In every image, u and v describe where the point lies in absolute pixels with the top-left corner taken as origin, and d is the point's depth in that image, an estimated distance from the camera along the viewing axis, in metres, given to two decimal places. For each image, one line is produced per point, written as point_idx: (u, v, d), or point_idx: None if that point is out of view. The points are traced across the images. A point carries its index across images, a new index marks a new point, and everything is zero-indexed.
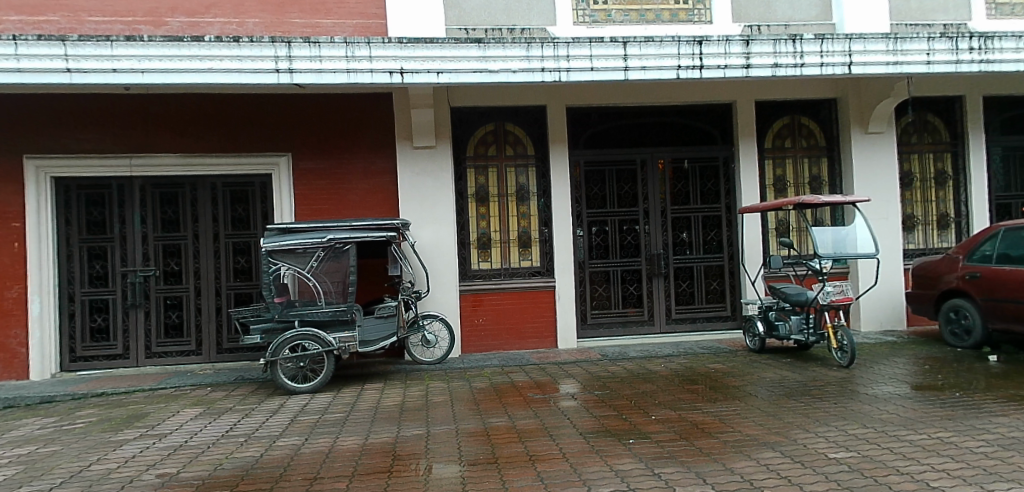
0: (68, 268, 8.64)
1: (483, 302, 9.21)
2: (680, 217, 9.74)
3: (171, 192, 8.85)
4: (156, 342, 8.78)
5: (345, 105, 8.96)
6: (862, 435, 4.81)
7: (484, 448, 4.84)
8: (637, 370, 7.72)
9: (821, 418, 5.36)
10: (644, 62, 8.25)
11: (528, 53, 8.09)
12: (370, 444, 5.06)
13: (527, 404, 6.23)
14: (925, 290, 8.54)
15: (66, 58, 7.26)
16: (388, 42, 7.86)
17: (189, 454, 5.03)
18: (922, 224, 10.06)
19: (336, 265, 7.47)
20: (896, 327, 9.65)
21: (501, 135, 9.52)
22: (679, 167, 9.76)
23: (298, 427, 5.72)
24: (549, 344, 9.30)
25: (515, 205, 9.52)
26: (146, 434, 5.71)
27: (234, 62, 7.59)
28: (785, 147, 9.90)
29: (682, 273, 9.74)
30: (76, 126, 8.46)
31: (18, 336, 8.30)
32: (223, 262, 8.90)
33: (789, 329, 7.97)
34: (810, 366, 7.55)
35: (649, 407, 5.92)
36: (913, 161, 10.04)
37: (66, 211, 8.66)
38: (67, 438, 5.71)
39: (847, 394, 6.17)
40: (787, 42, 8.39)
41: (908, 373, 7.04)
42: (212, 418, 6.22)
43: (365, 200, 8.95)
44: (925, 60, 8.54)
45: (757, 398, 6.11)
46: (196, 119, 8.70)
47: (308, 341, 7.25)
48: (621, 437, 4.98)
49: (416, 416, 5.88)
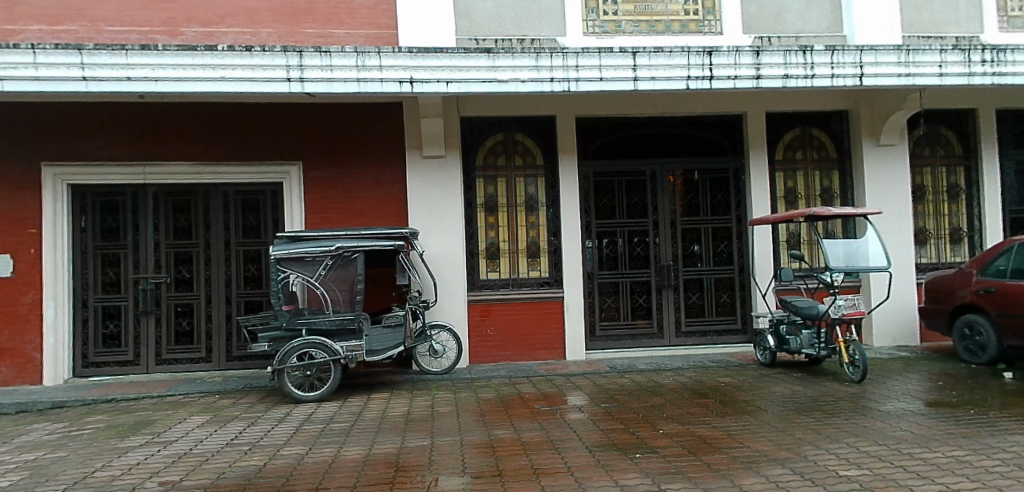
0: (82, 275, 8.71)
1: (491, 312, 9.17)
2: (690, 228, 9.69)
3: (184, 200, 8.92)
4: (167, 348, 8.82)
5: (356, 115, 8.99)
6: (874, 453, 4.73)
7: (489, 460, 4.80)
8: (646, 383, 7.66)
9: (833, 434, 5.28)
10: (654, 72, 8.23)
11: (537, 62, 8.10)
12: (374, 455, 5.03)
13: (534, 416, 6.18)
14: (938, 305, 8.43)
15: (82, 66, 7.33)
16: (398, 51, 7.89)
17: (194, 462, 5.02)
18: (935, 238, 9.94)
19: (344, 273, 7.46)
20: (909, 342, 9.52)
21: (510, 145, 9.52)
22: (688, 178, 9.72)
23: (303, 436, 5.70)
24: (558, 355, 9.25)
25: (524, 215, 9.51)
26: (152, 441, 5.72)
27: (247, 71, 7.65)
28: (796, 159, 9.84)
29: (692, 285, 9.68)
30: (93, 134, 8.54)
31: (32, 341, 8.35)
32: (233, 270, 8.93)
33: (800, 343, 7.89)
34: (821, 381, 7.45)
35: (658, 421, 5.86)
36: (925, 175, 9.93)
37: (82, 217, 8.74)
38: (74, 445, 5.72)
39: (859, 410, 6.09)
40: (798, 54, 8.36)
41: (921, 390, 6.93)
42: (218, 426, 6.22)
43: (375, 209, 8.98)
44: (938, 73, 8.47)
45: (767, 414, 6.03)
46: (209, 127, 8.77)
47: (316, 349, 7.24)
48: (628, 451, 4.92)
49: (422, 427, 5.85)
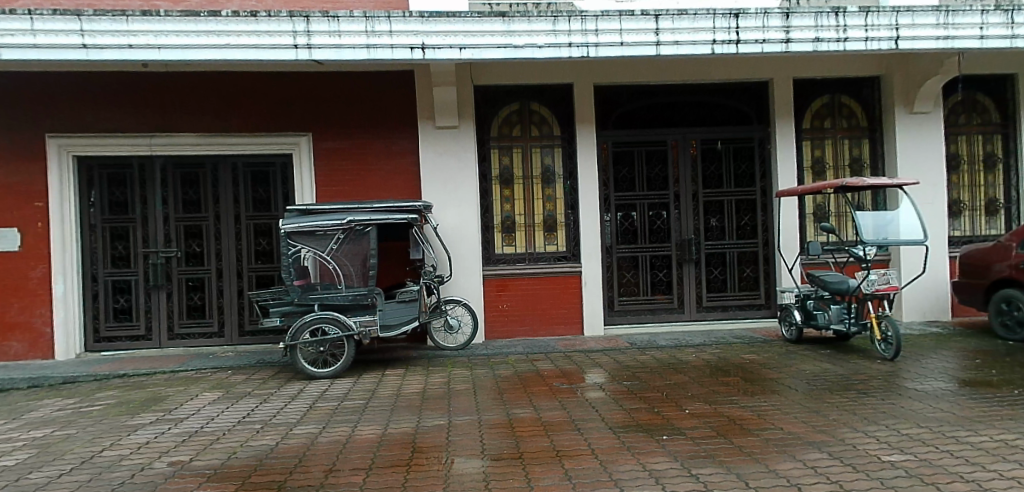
0: (90, 248, 8.57)
1: (508, 287, 8.95)
2: (712, 201, 9.35)
3: (193, 172, 8.71)
4: (179, 323, 8.69)
5: (367, 84, 8.71)
6: (917, 436, 4.47)
7: (509, 441, 4.60)
8: (668, 360, 7.41)
9: (869, 416, 5.02)
10: (677, 36, 7.85)
11: (554, 27, 7.76)
12: (390, 434, 4.85)
13: (553, 395, 5.97)
14: (974, 279, 8.09)
15: (82, 33, 7.09)
16: (409, 16, 7.57)
17: (204, 441, 4.86)
18: (969, 210, 9.54)
19: (357, 247, 7.24)
20: (940, 317, 9.19)
21: (526, 115, 9.20)
22: (711, 148, 9.35)
23: (316, 414, 5.54)
24: (576, 331, 9.02)
25: (541, 188, 9.23)
26: (163, 418, 5.58)
27: (253, 38, 7.37)
28: (824, 128, 9.45)
29: (713, 259, 9.38)
30: (98, 104, 8.34)
31: (42, 315, 8.25)
32: (244, 244, 8.75)
33: (829, 318, 7.59)
34: (851, 359, 7.17)
35: (683, 400, 5.63)
36: (960, 143, 9.51)
37: (88, 190, 8.57)
38: (83, 422, 5.59)
39: (893, 389, 5.82)
40: (830, 16, 7.93)
41: (958, 368, 6.63)
42: (230, 403, 6.07)
43: (388, 181, 8.73)
44: (979, 35, 8.00)
45: (796, 393, 5.79)
46: (216, 98, 8.53)
47: (328, 325, 7.04)
48: (654, 433, 4.70)
49: (438, 406, 5.66)
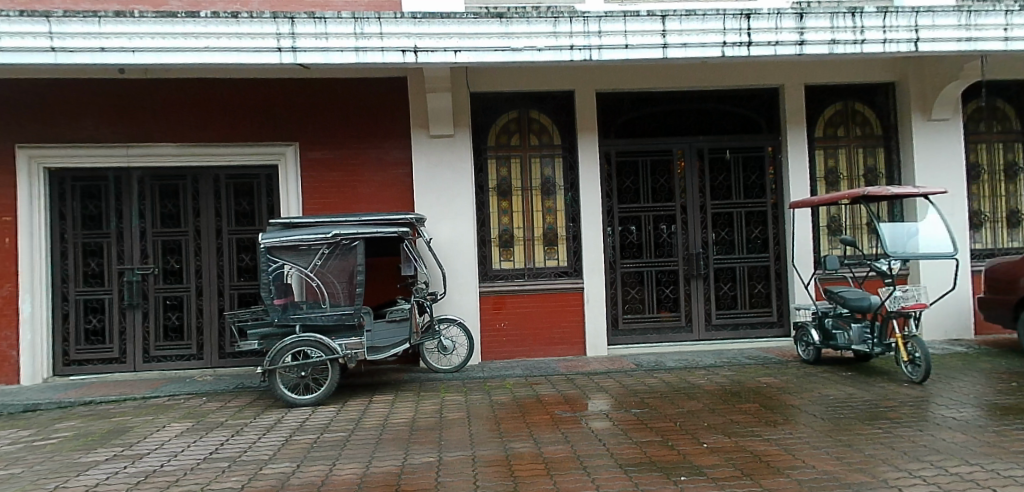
0: (62, 266, 8.04)
1: (506, 305, 8.41)
2: (721, 212, 8.86)
3: (172, 184, 8.21)
4: (155, 345, 8.14)
5: (357, 91, 8.25)
6: (968, 477, 3.94)
7: (505, 484, 4.06)
8: (678, 384, 6.86)
9: (909, 450, 4.49)
10: (685, 38, 7.39)
11: (555, 28, 7.29)
12: (371, 475, 4.32)
13: (555, 425, 5.43)
14: (1002, 295, 7.57)
15: (51, 36, 6.63)
16: (400, 17, 7.09)
17: (162, 483, 4.31)
18: (991, 221, 9.04)
19: (344, 263, 6.71)
20: (963, 336, 8.67)
21: (525, 124, 8.73)
22: (720, 158, 8.86)
23: (292, 449, 4.99)
24: (577, 351, 8.48)
25: (540, 200, 8.73)
26: (121, 454, 5.02)
27: (234, 40, 6.90)
28: (837, 136, 8.98)
29: (723, 274, 8.86)
30: (73, 113, 7.88)
31: (8, 338, 7.72)
32: (225, 260, 8.23)
33: (849, 339, 7.08)
34: (876, 382, 6.64)
35: (698, 432, 5.09)
36: (980, 151, 9.05)
37: (60, 204, 8.06)
38: (32, 458, 5.03)
39: (929, 418, 5.28)
40: (846, 16, 7.47)
41: (993, 392, 6.11)
42: (198, 435, 5.51)
43: (378, 193, 8.22)
44: (1003, 37, 7.55)
45: (821, 423, 5.26)
46: (197, 105, 8.07)
47: (312, 348, 6.52)
48: (669, 472, 4.16)
49: (428, 439, 5.11)
